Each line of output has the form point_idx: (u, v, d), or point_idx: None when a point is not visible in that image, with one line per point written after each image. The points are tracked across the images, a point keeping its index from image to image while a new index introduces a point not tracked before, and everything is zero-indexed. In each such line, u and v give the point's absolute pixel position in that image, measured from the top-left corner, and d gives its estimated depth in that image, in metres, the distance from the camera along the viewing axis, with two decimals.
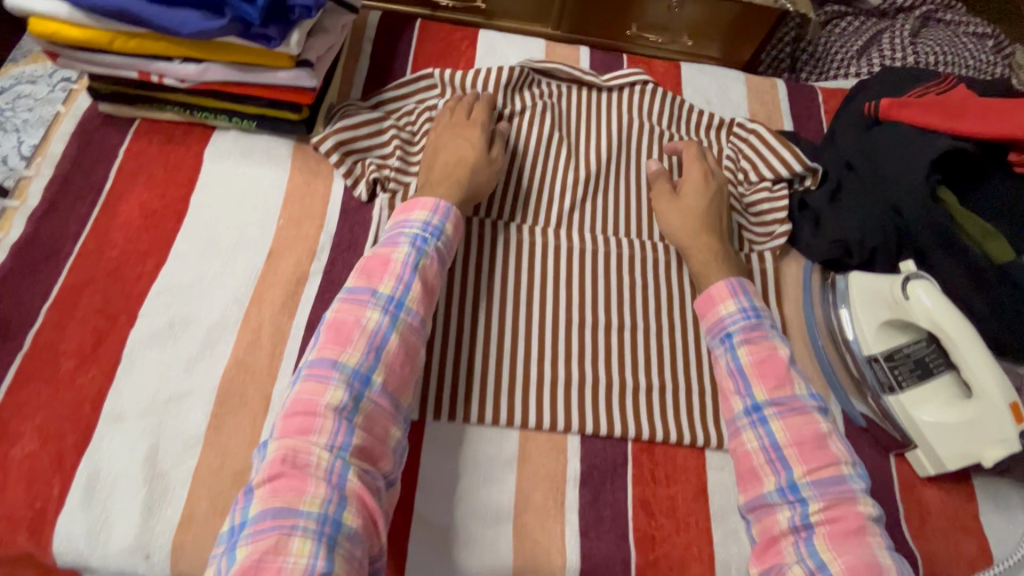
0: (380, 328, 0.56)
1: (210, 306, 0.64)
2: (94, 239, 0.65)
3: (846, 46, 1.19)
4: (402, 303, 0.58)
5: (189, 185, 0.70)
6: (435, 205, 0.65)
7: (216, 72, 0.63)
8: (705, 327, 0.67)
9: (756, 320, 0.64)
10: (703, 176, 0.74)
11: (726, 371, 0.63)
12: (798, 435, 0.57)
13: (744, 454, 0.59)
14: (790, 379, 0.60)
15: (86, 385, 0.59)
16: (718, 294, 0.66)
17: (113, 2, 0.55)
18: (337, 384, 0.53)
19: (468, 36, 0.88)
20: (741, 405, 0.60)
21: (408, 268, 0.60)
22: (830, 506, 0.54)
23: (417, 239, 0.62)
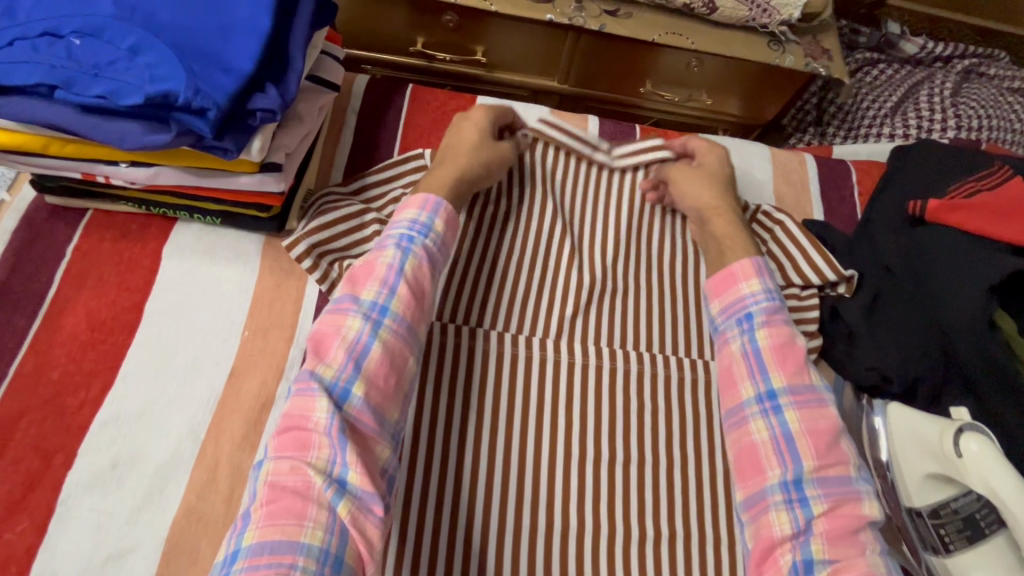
0: (362, 338, 0.50)
1: (161, 440, 0.57)
2: (33, 358, 0.58)
3: (880, 99, 1.08)
4: (388, 307, 0.53)
5: (144, 289, 0.63)
6: (423, 201, 0.60)
7: (169, 177, 0.55)
8: (718, 307, 0.62)
9: (777, 302, 0.60)
10: (723, 160, 0.73)
11: (740, 353, 0.58)
12: (814, 426, 0.52)
13: (751, 446, 0.54)
14: (807, 369, 0.56)
15: (12, 542, 0.51)
16: (742, 272, 0.61)
17: (41, 113, 0.47)
18: (321, 396, 0.46)
19: (464, 105, 0.79)
20: (753, 390, 0.56)
21: (393, 272, 0.54)
22: (833, 505, 0.49)
23: (403, 239, 0.57)
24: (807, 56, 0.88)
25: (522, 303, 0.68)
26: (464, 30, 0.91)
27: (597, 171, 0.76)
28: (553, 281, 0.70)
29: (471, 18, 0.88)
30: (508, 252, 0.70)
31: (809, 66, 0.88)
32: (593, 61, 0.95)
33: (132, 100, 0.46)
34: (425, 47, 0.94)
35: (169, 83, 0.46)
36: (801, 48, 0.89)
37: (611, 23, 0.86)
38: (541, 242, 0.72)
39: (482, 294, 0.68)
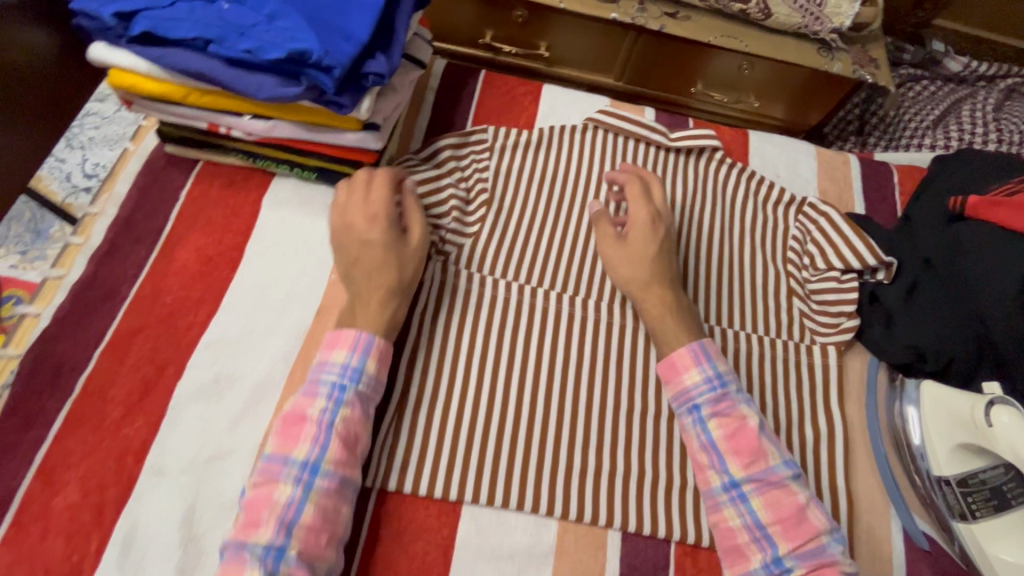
0: (294, 502, 0.51)
1: (257, 362, 0.64)
2: (149, 284, 0.66)
3: (922, 113, 1.13)
4: (317, 466, 0.52)
5: (245, 233, 0.71)
6: (354, 339, 0.58)
7: (284, 130, 0.63)
8: (669, 394, 0.64)
9: (722, 389, 0.61)
10: (651, 220, 0.70)
11: (699, 445, 0.60)
12: (779, 512, 0.56)
13: (728, 531, 0.57)
14: (763, 451, 0.58)
15: (131, 436, 0.59)
16: (683, 362, 0.63)
17: (192, 64, 0.55)
18: (251, 565, 0.47)
19: (531, 91, 0.86)
20: (719, 478, 0.59)
21: (324, 426, 0.54)
22: (813, 571, 0.54)
23: (335, 387, 0.56)
24: (855, 64, 0.94)
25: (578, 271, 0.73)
26: (531, 26, 0.98)
27: (653, 153, 0.82)
28: None
29: (540, 14, 0.96)
30: (564, 225, 0.76)
31: (857, 73, 0.93)
32: (648, 60, 1.02)
33: (273, 56, 0.54)
34: (493, 39, 1.02)
35: (305, 42, 0.53)
36: (849, 56, 0.95)
37: (670, 24, 0.93)
38: None
39: (491, 246, 0.73)
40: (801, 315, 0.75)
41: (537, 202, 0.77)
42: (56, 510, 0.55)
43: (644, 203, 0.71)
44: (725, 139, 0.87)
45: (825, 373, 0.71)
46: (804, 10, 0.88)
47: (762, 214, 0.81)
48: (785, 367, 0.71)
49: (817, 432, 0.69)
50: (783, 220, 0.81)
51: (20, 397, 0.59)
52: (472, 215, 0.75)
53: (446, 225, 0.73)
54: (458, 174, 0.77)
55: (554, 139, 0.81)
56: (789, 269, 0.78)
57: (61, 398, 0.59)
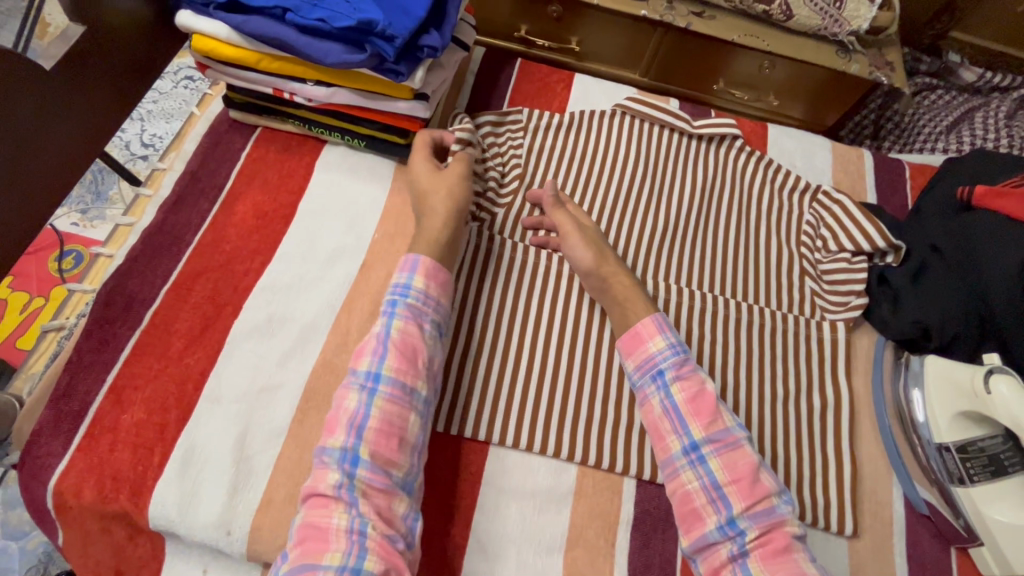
0: (360, 407, 0.56)
1: (306, 307, 0.70)
2: (211, 233, 0.72)
3: (936, 119, 1.16)
4: (379, 375, 0.57)
5: (299, 192, 0.77)
6: (407, 263, 0.64)
7: (342, 96, 0.69)
8: (631, 365, 0.66)
9: (684, 354, 0.64)
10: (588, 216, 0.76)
11: (661, 410, 0.63)
12: (735, 472, 0.59)
13: (686, 495, 0.60)
14: (720, 414, 0.62)
15: (191, 365, 0.64)
16: (647, 332, 0.66)
17: (268, 31, 0.62)
18: (332, 467, 0.54)
19: (564, 79, 0.92)
20: (679, 444, 0.61)
21: (383, 338, 0.59)
22: (763, 532, 0.56)
23: (393, 305, 0.62)
24: (871, 66, 0.99)
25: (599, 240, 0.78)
26: (565, 21, 1.05)
27: (676, 138, 0.87)
28: (628, 230, 0.79)
29: (573, 11, 1.03)
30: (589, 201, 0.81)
31: (873, 74, 0.98)
32: (674, 58, 1.08)
33: (343, 25, 0.60)
34: (528, 33, 1.09)
35: (371, 14, 0.59)
36: (866, 58, 1.00)
37: (697, 22, 0.99)
38: (621, 195, 0.82)
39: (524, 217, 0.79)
40: (812, 294, 0.79)
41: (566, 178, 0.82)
42: (123, 426, 0.60)
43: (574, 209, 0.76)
44: (745, 129, 0.91)
45: (834, 347, 0.76)
46: (824, 12, 0.94)
47: (778, 200, 0.85)
48: (794, 340, 0.75)
49: (823, 401, 0.73)
50: (798, 207, 0.85)
51: (96, 325, 0.65)
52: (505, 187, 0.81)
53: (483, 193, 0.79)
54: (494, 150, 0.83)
55: (585, 122, 0.86)
56: (802, 251, 0.82)
57: (130, 327, 0.65)
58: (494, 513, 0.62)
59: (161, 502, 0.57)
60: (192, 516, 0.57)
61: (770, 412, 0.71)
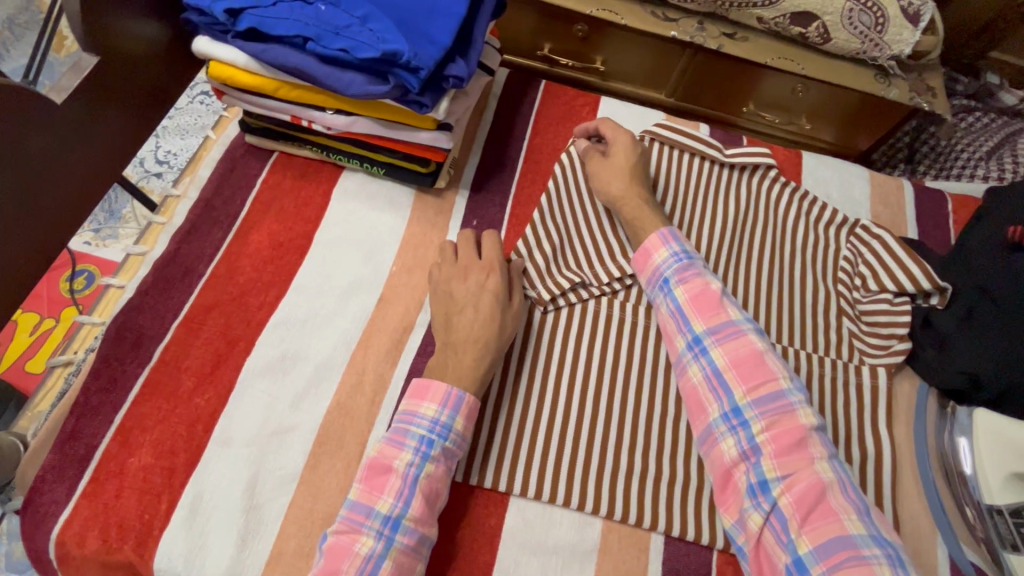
0: (372, 556, 0.52)
1: (320, 345, 0.67)
2: (224, 264, 0.70)
3: (975, 143, 1.11)
4: (399, 522, 0.54)
5: (314, 222, 0.74)
6: (445, 394, 0.59)
7: (362, 126, 0.66)
8: (643, 279, 0.70)
9: (688, 260, 0.67)
10: (632, 141, 0.77)
11: (668, 313, 0.66)
12: (736, 358, 0.61)
13: (692, 388, 0.62)
14: (724, 308, 0.64)
15: (202, 405, 0.62)
16: (653, 246, 0.69)
17: (288, 60, 0.59)
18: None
19: (590, 102, 0.89)
20: (683, 341, 0.64)
21: (409, 482, 0.55)
22: (772, 421, 0.57)
23: (423, 442, 0.57)
24: (911, 91, 0.95)
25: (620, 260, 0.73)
26: (590, 40, 1.02)
27: (708, 167, 0.83)
28: None
29: (600, 30, 1.00)
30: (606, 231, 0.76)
31: (913, 100, 0.94)
32: (700, 77, 1.05)
33: (366, 55, 0.57)
34: (551, 52, 1.07)
35: (397, 44, 0.56)
36: (905, 83, 0.95)
37: (728, 44, 0.95)
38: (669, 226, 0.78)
39: (547, 249, 0.74)
40: (851, 335, 0.75)
41: (581, 208, 0.78)
42: (129, 470, 0.58)
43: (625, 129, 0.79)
44: (779, 157, 0.87)
45: (873, 395, 0.71)
46: (864, 36, 0.89)
47: (812, 232, 0.81)
48: (831, 382, 0.71)
49: (863, 452, 0.68)
50: (834, 241, 0.81)
51: (105, 362, 0.63)
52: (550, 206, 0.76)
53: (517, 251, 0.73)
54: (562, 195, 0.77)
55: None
56: (840, 290, 0.78)
57: (140, 365, 0.63)
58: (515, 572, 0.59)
59: (167, 555, 0.55)
60: (198, 570, 0.55)
61: None
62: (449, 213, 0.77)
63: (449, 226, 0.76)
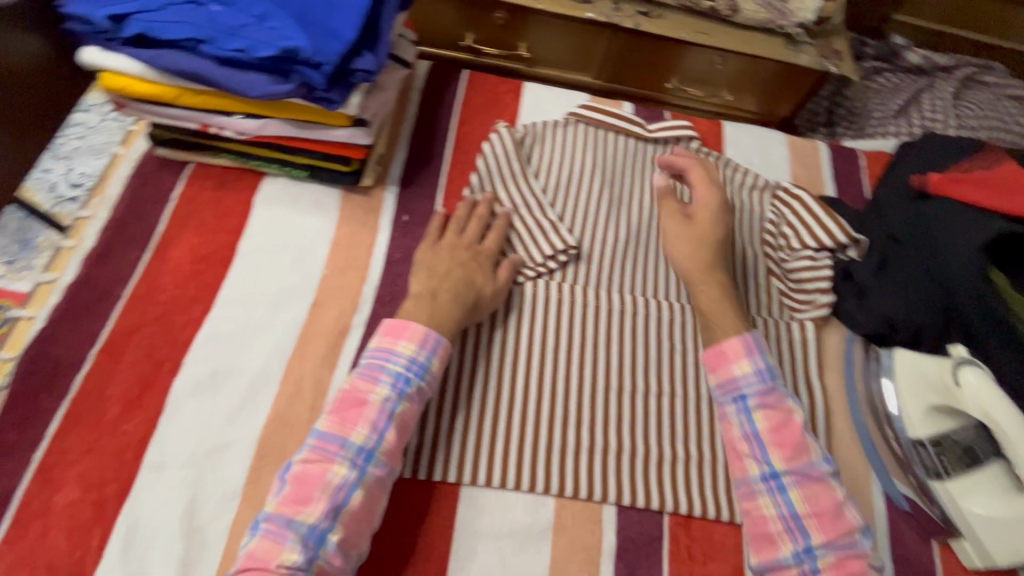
0: (345, 485, 0.53)
1: (253, 357, 0.65)
2: (144, 284, 0.67)
3: (885, 103, 1.17)
4: (372, 454, 0.54)
5: (238, 232, 0.72)
6: (423, 336, 0.60)
7: (275, 128, 0.65)
8: (713, 381, 0.66)
9: (771, 383, 0.63)
10: (717, 200, 0.74)
11: (741, 434, 0.62)
12: (817, 506, 0.58)
13: (761, 519, 0.59)
14: (806, 444, 0.61)
15: (130, 432, 0.59)
16: (734, 352, 0.65)
17: (184, 65, 0.57)
18: (293, 545, 0.49)
19: (514, 89, 0.89)
20: (758, 468, 0.60)
21: (384, 414, 0.56)
22: (842, 564, 0.55)
23: (399, 379, 0.58)
24: (821, 56, 0.99)
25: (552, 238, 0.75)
26: (511, 27, 1.02)
27: (633, 144, 0.85)
28: (592, 239, 0.77)
29: (520, 16, 1.00)
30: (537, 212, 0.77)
31: (822, 65, 0.98)
32: (623, 57, 1.07)
33: (264, 54, 0.56)
34: (474, 42, 1.06)
35: (296, 41, 0.55)
36: (814, 49, 0.99)
37: (644, 22, 0.98)
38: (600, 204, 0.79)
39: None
40: (781, 294, 0.79)
41: (516, 195, 0.78)
42: (55, 508, 0.55)
43: (713, 185, 0.75)
44: (701, 129, 0.90)
45: (804, 347, 0.75)
46: (770, 6, 0.94)
47: (738, 198, 0.84)
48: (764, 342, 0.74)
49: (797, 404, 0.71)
50: (759, 205, 0.84)
51: (18, 398, 0.59)
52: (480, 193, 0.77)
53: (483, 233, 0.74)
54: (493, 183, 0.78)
55: (541, 135, 0.84)
56: (766, 252, 0.81)
57: (57, 398, 0.60)
58: (472, 560, 0.59)
59: None
60: None
61: None
62: (379, 210, 0.76)
63: (379, 223, 0.75)
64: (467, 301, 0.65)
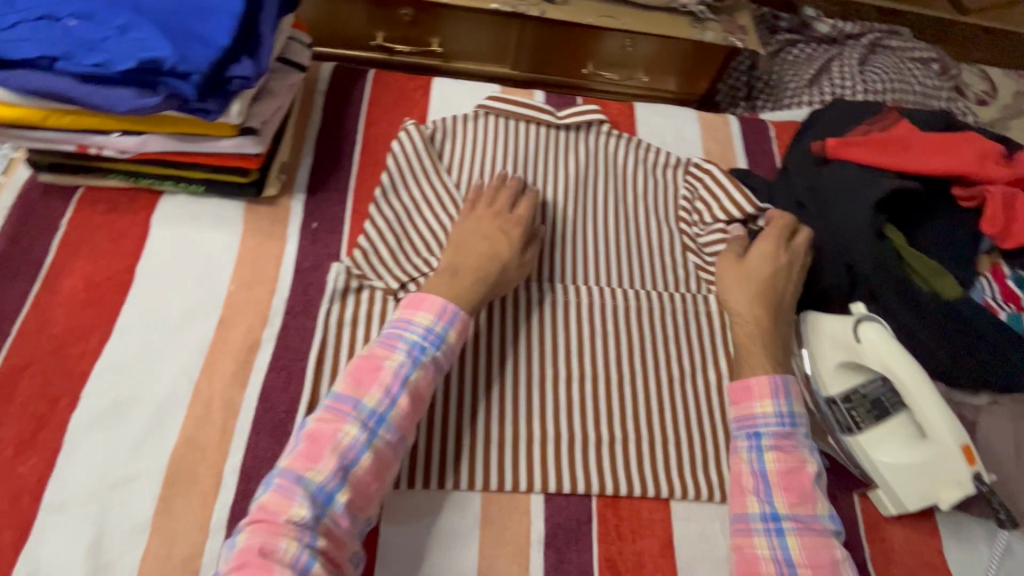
0: (354, 446, 0.53)
1: (158, 383, 0.63)
2: (34, 318, 0.64)
3: (799, 74, 1.20)
4: (384, 418, 0.55)
5: (135, 254, 0.69)
6: (441, 307, 0.61)
7: (157, 143, 0.62)
8: (733, 415, 0.64)
9: (790, 428, 0.61)
10: (775, 250, 0.71)
11: (749, 470, 0.60)
12: (814, 557, 0.55)
13: (753, 558, 0.56)
14: (814, 497, 0.58)
15: (25, 474, 0.56)
16: (759, 390, 0.63)
17: (43, 85, 0.54)
18: (302, 501, 0.50)
19: (423, 85, 0.88)
20: (758, 507, 0.58)
21: (399, 379, 0.56)
22: None
23: (415, 347, 0.58)
24: (725, 32, 1.00)
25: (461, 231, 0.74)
26: (420, 23, 1.02)
27: (545, 132, 0.84)
28: None
29: (427, 11, 1.00)
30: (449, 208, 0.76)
31: (728, 40, 1.00)
32: (537, 46, 1.07)
33: (125, 67, 0.53)
34: (384, 40, 1.05)
35: (158, 52, 0.53)
36: (719, 25, 1.01)
37: (550, 9, 0.97)
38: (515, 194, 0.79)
39: (390, 241, 0.73)
40: (697, 268, 0.79)
41: (430, 192, 0.77)
42: None
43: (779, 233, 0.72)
44: (612, 112, 0.91)
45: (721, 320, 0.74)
46: None
47: (652, 177, 0.85)
48: (685, 317, 0.74)
49: (717, 376, 0.71)
50: (673, 182, 0.85)
51: None
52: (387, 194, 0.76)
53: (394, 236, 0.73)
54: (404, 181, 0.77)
55: (452, 129, 0.83)
56: (682, 228, 0.82)
57: None
58: (399, 565, 0.58)
59: None
60: None
61: (668, 395, 0.69)
62: (286, 219, 0.74)
63: (287, 233, 0.73)
64: (491, 275, 0.66)
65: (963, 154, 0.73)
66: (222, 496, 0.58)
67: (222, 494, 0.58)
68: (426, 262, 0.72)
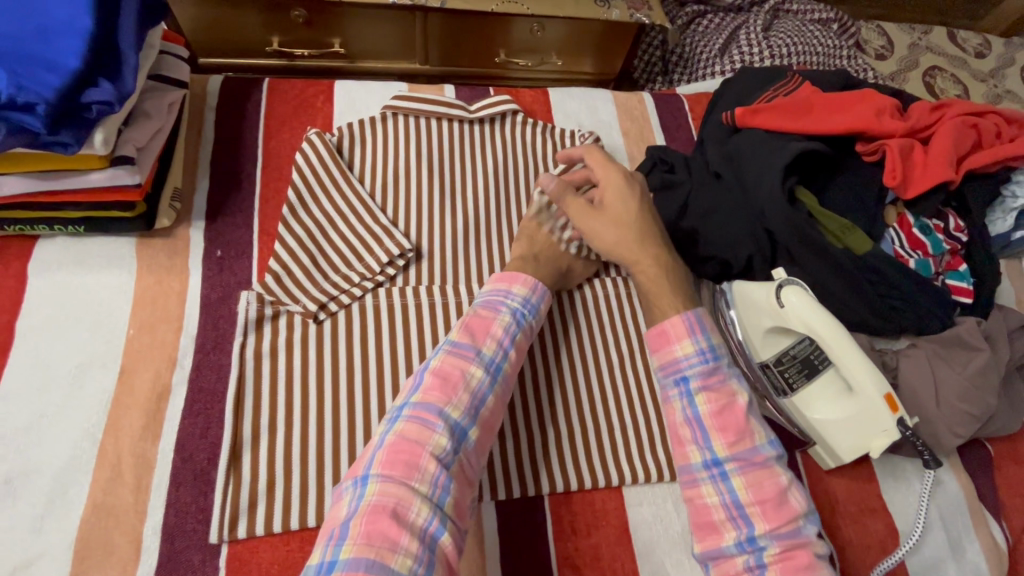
0: (483, 387, 0.55)
1: (55, 449, 0.57)
2: None
3: (710, 43, 1.21)
4: (502, 367, 0.57)
5: (13, 309, 0.62)
6: (533, 284, 0.64)
7: (15, 185, 0.56)
8: (657, 363, 0.62)
9: (714, 362, 0.59)
10: (621, 184, 0.69)
11: (683, 417, 0.58)
12: (760, 492, 0.54)
13: (704, 507, 0.55)
14: (748, 430, 0.56)
15: None
16: (675, 334, 0.61)
17: None
18: (442, 432, 0.50)
19: (324, 90, 0.83)
20: (700, 455, 0.57)
21: (509, 335, 0.59)
22: (787, 552, 0.51)
23: (517, 314, 0.61)
24: (630, 9, 0.99)
25: (381, 241, 0.70)
26: (316, 24, 0.97)
27: (458, 128, 0.82)
28: (435, 233, 0.74)
29: (319, 10, 0.94)
30: (366, 216, 0.72)
31: (634, 17, 0.99)
32: (444, 38, 1.04)
33: None
34: (281, 45, 1.00)
35: None
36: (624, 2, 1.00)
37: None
38: (435, 194, 0.76)
39: (305, 260, 0.68)
40: None
41: (345, 203, 0.73)
42: None
43: (613, 165, 0.70)
44: (526, 101, 0.89)
45: None
46: None
47: None
48: (617, 302, 0.74)
49: None
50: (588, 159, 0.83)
51: None
52: (296, 212, 0.71)
53: (309, 255, 0.69)
54: (313, 194, 0.73)
55: (359, 135, 0.78)
56: None
57: None
58: None
59: None
60: None
61: (611, 381, 0.69)
62: (186, 251, 0.69)
63: (189, 265, 0.68)
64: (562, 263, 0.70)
65: (862, 110, 0.75)
66: (143, 562, 0.53)
67: (143, 561, 0.53)
68: (346, 277, 0.68)
